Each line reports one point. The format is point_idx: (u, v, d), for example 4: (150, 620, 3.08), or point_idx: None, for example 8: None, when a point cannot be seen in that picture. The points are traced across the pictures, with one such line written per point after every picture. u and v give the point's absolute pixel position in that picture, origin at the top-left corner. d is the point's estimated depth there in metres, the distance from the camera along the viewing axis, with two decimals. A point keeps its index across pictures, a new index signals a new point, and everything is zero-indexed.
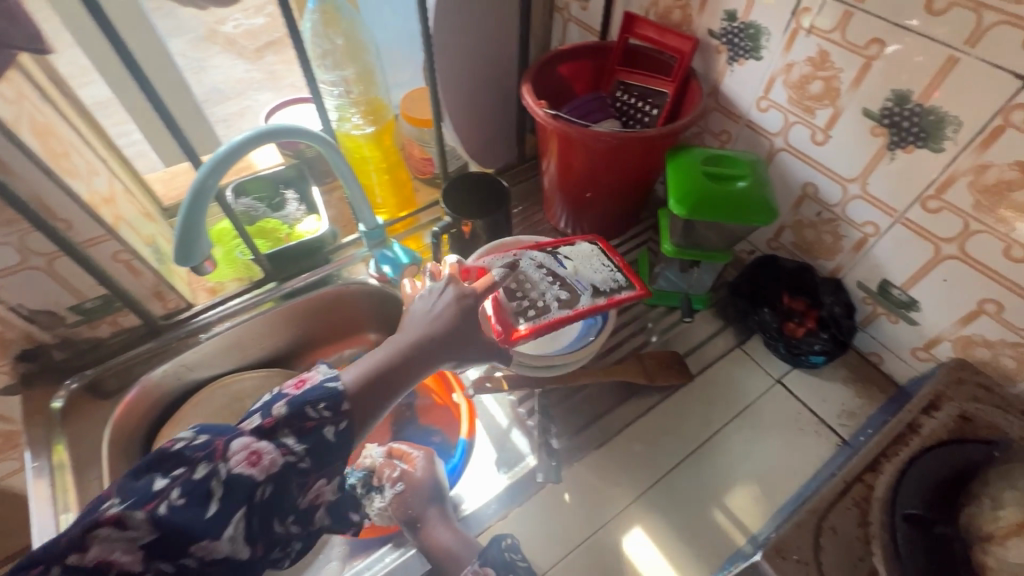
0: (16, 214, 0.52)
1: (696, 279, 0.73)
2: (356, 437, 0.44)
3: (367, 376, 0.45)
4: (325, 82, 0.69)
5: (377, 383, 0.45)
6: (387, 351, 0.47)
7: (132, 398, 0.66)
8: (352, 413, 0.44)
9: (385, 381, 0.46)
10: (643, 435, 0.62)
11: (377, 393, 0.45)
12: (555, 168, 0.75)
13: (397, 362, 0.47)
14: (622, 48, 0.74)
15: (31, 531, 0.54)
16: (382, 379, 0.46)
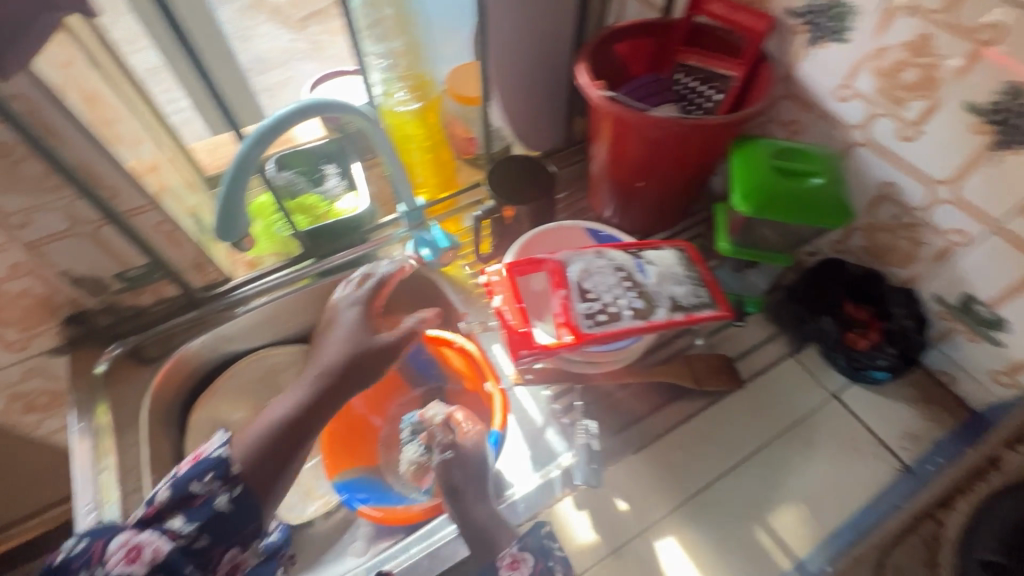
0: (62, 182, 0.52)
1: (751, 280, 0.68)
2: (253, 501, 0.52)
3: (252, 449, 0.53)
4: (371, 53, 0.65)
5: (264, 455, 0.53)
6: (256, 432, 0.54)
7: (172, 367, 0.67)
8: (243, 480, 0.51)
9: (275, 448, 0.53)
10: (683, 443, 0.59)
11: (262, 458, 0.53)
12: (605, 153, 0.71)
13: (297, 427, 0.55)
14: (687, 26, 0.69)
15: (73, 496, 0.56)
16: (268, 453, 0.53)
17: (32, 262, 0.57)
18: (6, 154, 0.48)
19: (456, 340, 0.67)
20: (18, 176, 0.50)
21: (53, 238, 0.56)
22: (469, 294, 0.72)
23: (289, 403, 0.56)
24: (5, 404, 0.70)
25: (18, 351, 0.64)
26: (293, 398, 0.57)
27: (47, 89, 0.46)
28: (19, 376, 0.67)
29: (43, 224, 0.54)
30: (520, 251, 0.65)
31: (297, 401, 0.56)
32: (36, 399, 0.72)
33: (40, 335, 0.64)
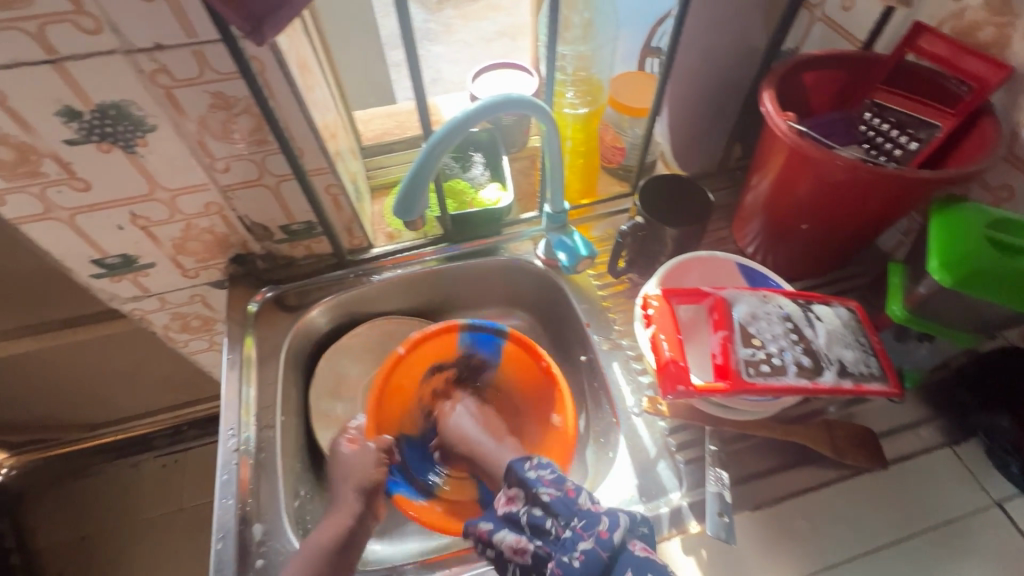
0: (267, 137, 0.57)
1: (919, 359, 0.61)
2: None
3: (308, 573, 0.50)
4: (562, 53, 0.72)
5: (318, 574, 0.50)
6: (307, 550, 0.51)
7: (310, 318, 0.73)
8: None
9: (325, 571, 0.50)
10: (810, 513, 0.55)
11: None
12: (768, 187, 0.67)
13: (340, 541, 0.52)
14: (894, 64, 0.62)
15: (220, 417, 0.62)
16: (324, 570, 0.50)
17: (222, 204, 0.63)
18: (232, 107, 0.53)
19: (545, 358, 0.68)
20: (235, 127, 0.55)
21: (244, 185, 0.61)
22: (593, 305, 0.71)
23: (329, 528, 0.53)
24: (166, 321, 0.79)
25: (190, 279, 0.72)
26: (336, 522, 0.54)
27: (279, 53, 0.50)
28: (183, 300, 0.75)
29: (240, 171, 0.60)
30: (667, 275, 0.63)
31: (338, 529, 0.53)
32: (190, 322, 0.80)
33: (210, 268, 0.71)
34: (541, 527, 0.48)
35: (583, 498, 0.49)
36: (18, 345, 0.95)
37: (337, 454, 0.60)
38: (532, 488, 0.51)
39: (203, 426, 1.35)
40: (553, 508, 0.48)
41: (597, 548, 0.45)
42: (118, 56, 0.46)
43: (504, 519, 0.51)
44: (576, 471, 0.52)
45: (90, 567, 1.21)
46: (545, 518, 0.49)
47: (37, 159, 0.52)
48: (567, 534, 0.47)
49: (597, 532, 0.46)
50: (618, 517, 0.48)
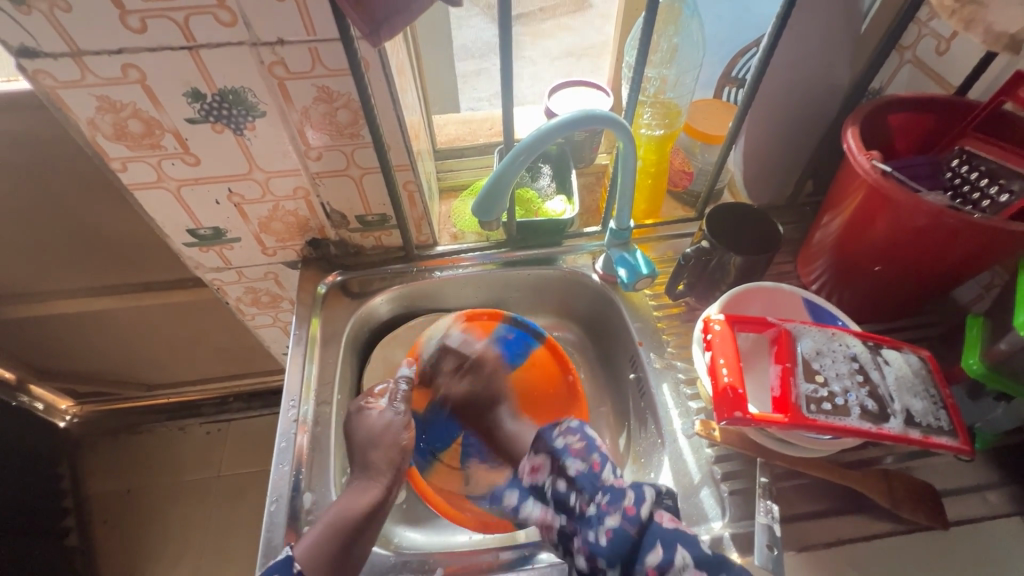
0: (360, 132, 0.61)
1: (994, 419, 0.57)
2: None
3: (315, 547, 0.51)
4: (646, 76, 0.74)
5: (331, 550, 0.51)
6: (326, 521, 0.53)
7: (373, 305, 0.76)
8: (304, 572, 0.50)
9: (341, 545, 0.51)
10: (859, 563, 0.53)
11: (329, 564, 0.50)
12: (840, 225, 0.66)
13: (356, 518, 0.53)
14: (989, 112, 0.60)
15: (284, 388, 0.66)
16: (336, 543, 0.51)
17: (309, 189, 0.67)
18: (334, 101, 0.57)
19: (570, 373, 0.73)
20: (333, 120, 0.59)
21: (331, 174, 0.66)
22: (647, 324, 0.72)
23: (346, 501, 0.54)
24: (239, 294, 0.84)
25: (269, 257, 0.76)
26: (357, 500, 0.54)
27: (383, 55, 0.54)
28: (258, 276, 0.80)
29: (330, 160, 0.64)
30: (728, 301, 0.63)
31: (365, 501, 0.54)
32: (260, 297, 0.85)
33: (288, 248, 0.75)
34: (566, 503, 0.52)
35: (608, 474, 0.51)
36: (102, 301, 1.04)
37: (364, 416, 0.61)
38: (558, 461, 0.55)
39: (248, 399, 1.42)
40: (579, 483, 0.51)
41: (623, 525, 0.47)
42: (245, 47, 0.51)
43: (530, 492, 0.57)
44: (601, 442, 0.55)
45: (133, 518, 1.29)
46: (569, 492, 0.52)
47: (160, 133, 0.57)
48: (593, 510, 0.49)
49: (622, 509, 0.48)
50: (642, 491, 0.49)
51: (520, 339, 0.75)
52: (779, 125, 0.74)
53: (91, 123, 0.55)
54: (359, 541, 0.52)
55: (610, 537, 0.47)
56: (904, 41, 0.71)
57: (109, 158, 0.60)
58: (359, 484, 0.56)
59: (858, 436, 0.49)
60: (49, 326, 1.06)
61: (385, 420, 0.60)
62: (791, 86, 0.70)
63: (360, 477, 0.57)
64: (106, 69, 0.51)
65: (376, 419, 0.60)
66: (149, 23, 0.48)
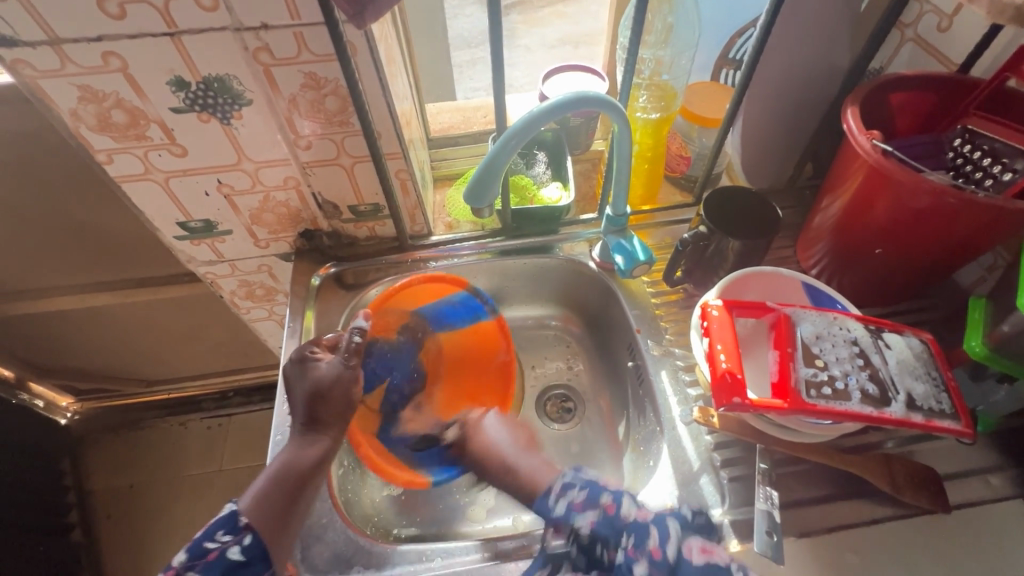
0: (350, 120, 0.60)
1: (996, 402, 0.57)
2: (260, 548, 0.47)
3: (258, 498, 0.50)
4: (640, 57, 0.72)
5: (277, 498, 0.51)
6: (271, 473, 0.53)
7: (369, 297, 0.76)
8: (252, 525, 0.48)
9: (289, 498, 0.52)
10: (860, 548, 0.52)
11: (274, 514, 0.50)
12: (840, 208, 0.64)
13: (302, 471, 0.54)
14: (992, 89, 0.59)
15: (278, 381, 0.66)
16: (283, 492, 0.52)
17: (300, 179, 0.66)
18: (321, 88, 0.56)
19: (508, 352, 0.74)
20: (322, 107, 0.58)
21: (321, 163, 0.64)
22: (645, 312, 0.71)
23: (294, 453, 0.55)
24: (233, 287, 0.83)
25: (261, 249, 0.76)
26: (303, 452, 0.55)
27: (371, 39, 0.53)
28: (252, 269, 0.80)
29: (320, 150, 0.63)
30: (726, 286, 0.62)
31: (310, 454, 0.55)
32: (254, 290, 0.84)
33: (280, 240, 0.74)
34: (594, 560, 0.46)
35: (625, 511, 0.47)
36: (98, 298, 1.03)
37: (309, 367, 0.60)
38: (569, 525, 0.48)
39: (248, 394, 1.42)
40: (599, 535, 0.46)
41: (654, 573, 0.43)
42: (228, 32, 0.50)
43: (550, 558, 0.51)
44: (603, 481, 0.49)
45: (135, 514, 1.29)
46: (593, 546, 0.46)
47: (145, 123, 0.56)
48: (621, 557, 0.44)
49: (650, 553, 0.44)
50: (666, 527, 0.45)
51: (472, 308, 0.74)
52: (777, 106, 0.72)
53: (74, 114, 0.54)
54: (304, 491, 0.53)
55: None
56: (905, 19, 0.70)
57: (94, 150, 0.58)
58: (302, 436, 0.57)
59: (859, 420, 0.49)
60: (45, 323, 1.06)
61: (333, 374, 0.60)
62: (790, 66, 0.69)
63: (308, 430, 0.57)
64: (87, 58, 0.50)
65: (324, 369, 0.60)
66: (129, 9, 0.47)
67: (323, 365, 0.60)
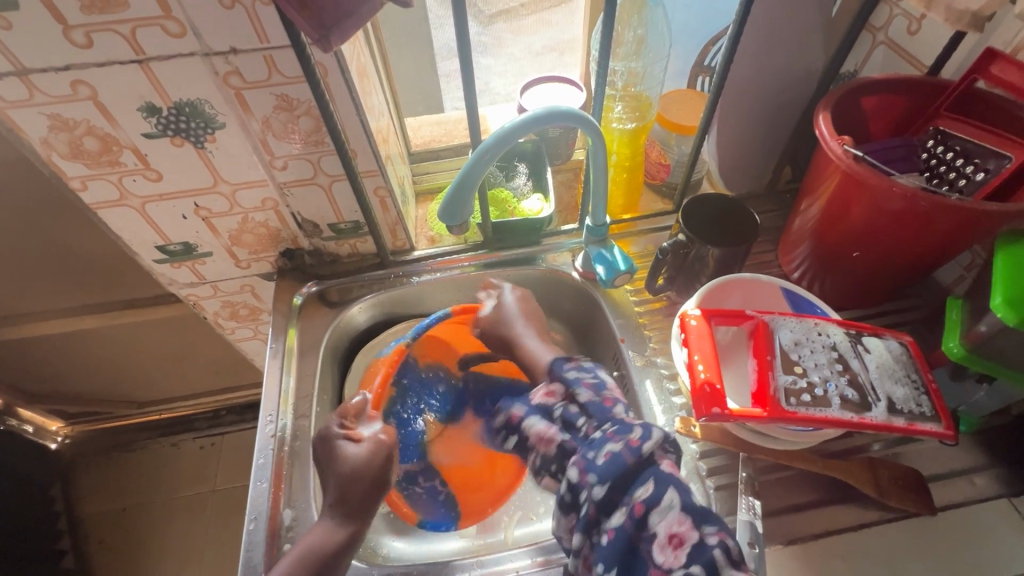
0: (324, 139, 0.60)
1: (976, 401, 0.57)
2: None
3: None
4: (612, 69, 0.73)
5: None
6: (294, 556, 0.52)
7: (352, 314, 0.75)
8: None
9: None
10: (847, 553, 0.52)
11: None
12: (818, 211, 0.65)
13: (326, 555, 0.52)
14: (961, 90, 0.59)
15: (261, 403, 0.65)
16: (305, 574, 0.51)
17: (278, 200, 0.66)
18: (294, 109, 0.56)
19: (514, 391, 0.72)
20: (295, 128, 0.58)
21: (299, 183, 0.64)
22: (629, 321, 0.71)
23: (321, 534, 0.54)
24: (216, 308, 0.83)
25: (242, 270, 0.75)
26: (330, 534, 0.54)
27: (341, 60, 0.53)
28: (235, 289, 0.79)
29: (297, 170, 0.63)
30: (706, 294, 0.62)
31: (336, 536, 0.54)
32: (238, 310, 0.84)
33: (262, 260, 0.74)
34: (573, 424, 0.52)
35: (619, 410, 0.51)
36: (82, 322, 1.02)
37: (337, 448, 0.58)
38: (570, 389, 0.55)
39: (240, 412, 1.41)
40: (590, 410, 0.52)
41: (624, 453, 0.45)
42: (197, 58, 0.50)
43: (539, 409, 0.56)
44: (611, 387, 0.54)
45: (128, 538, 1.27)
46: (579, 416, 0.52)
47: (118, 149, 0.56)
48: (598, 436, 0.48)
49: (627, 439, 0.46)
50: (652, 430, 0.47)
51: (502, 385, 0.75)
52: (753, 112, 0.73)
53: (45, 143, 0.54)
54: (328, 574, 0.52)
55: (608, 458, 0.45)
56: (876, 22, 0.70)
57: (68, 177, 0.58)
58: (330, 519, 0.55)
59: (840, 426, 0.49)
60: (30, 349, 1.05)
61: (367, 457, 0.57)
62: (763, 72, 0.69)
63: (337, 511, 0.55)
64: (55, 87, 0.49)
65: (355, 452, 0.57)
66: (95, 37, 0.47)
67: (350, 447, 0.58)
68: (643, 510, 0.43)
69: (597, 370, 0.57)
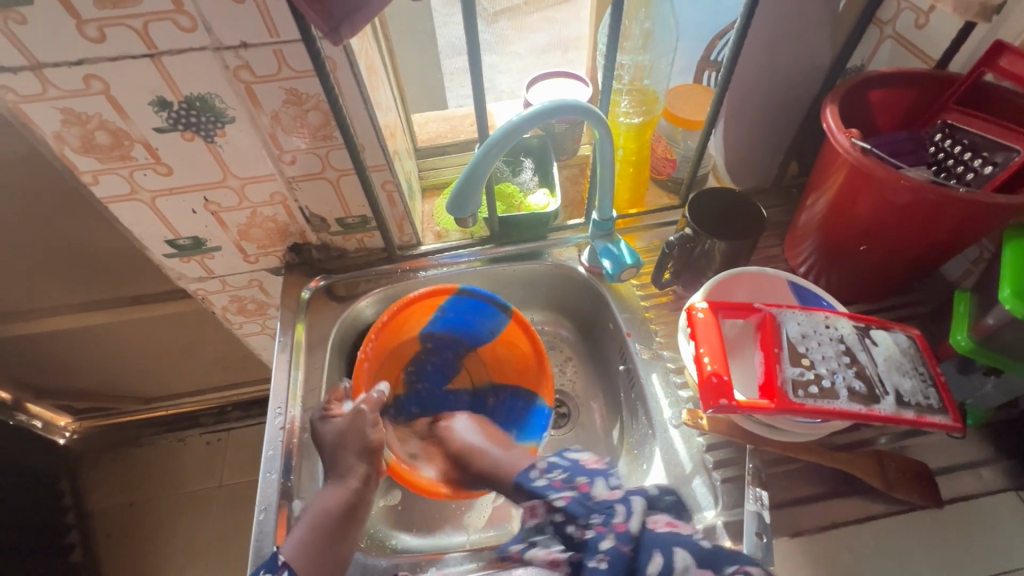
0: (333, 134, 0.60)
1: (984, 394, 0.58)
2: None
3: (302, 541, 0.51)
4: (620, 63, 0.73)
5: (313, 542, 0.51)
6: (308, 519, 0.53)
7: (359, 309, 0.76)
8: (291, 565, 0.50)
9: (330, 532, 0.52)
10: (853, 546, 0.52)
11: (316, 559, 0.51)
12: (824, 205, 0.65)
13: (338, 510, 0.54)
14: (969, 83, 0.59)
15: (270, 395, 0.66)
16: (322, 536, 0.52)
17: (286, 194, 0.66)
18: (303, 103, 0.56)
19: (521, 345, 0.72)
20: (305, 122, 0.58)
21: (307, 177, 0.65)
22: (635, 315, 0.71)
23: (329, 494, 0.55)
24: (224, 303, 0.83)
25: (251, 264, 0.76)
26: (334, 493, 0.55)
27: (350, 54, 0.53)
28: (242, 284, 0.80)
29: (305, 164, 0.63)
30: (713, 288, 0.62)
31: (341, 498, 0.55)
32: (246, 305, 0.85)
33: (270, 255, 0.74)
34: (568, 535, 0.49)
35: (597, 491, 0.52)
36: (91, 317, 1.03)
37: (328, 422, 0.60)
38: (547, 496, 0.53)
39: (247, 408, 1.42)
40: (571, 511, 0.50)
41: (619, 544, 0.46)
42: (208, 52, 0.50)
43: (531, 533, 0.52)
44: (585, 462, 0.56)
45: (136, 532, 1.29)
46: (568, 524, 0.50)
47: (129, 144, 0.56)
48: (590, 534, 0.48)
49: (614, 526, 0.48)
50: (631, 504, 0.50)
51: (478, 306, 0.72)
52: (760, 107, 0.73)
53: (58, 137, 0.55)
54: (346, 529, 0.53)
55: (608, 560, 0.45)
56: (883, 16, 0.70)
57: (80, 171, 0.59)
58: (335, 478, 0.57)
59: (847, 418, 0.49)
60: (40, 344, 1.06)
61: (348, 420, 0.59)
62: (769, 66, 0.69)
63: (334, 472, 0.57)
64: (68, 81, 0.50)
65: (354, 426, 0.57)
66: (108, 32, 0.47)
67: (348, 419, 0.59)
68: None
69: (574, 456, 0.58)
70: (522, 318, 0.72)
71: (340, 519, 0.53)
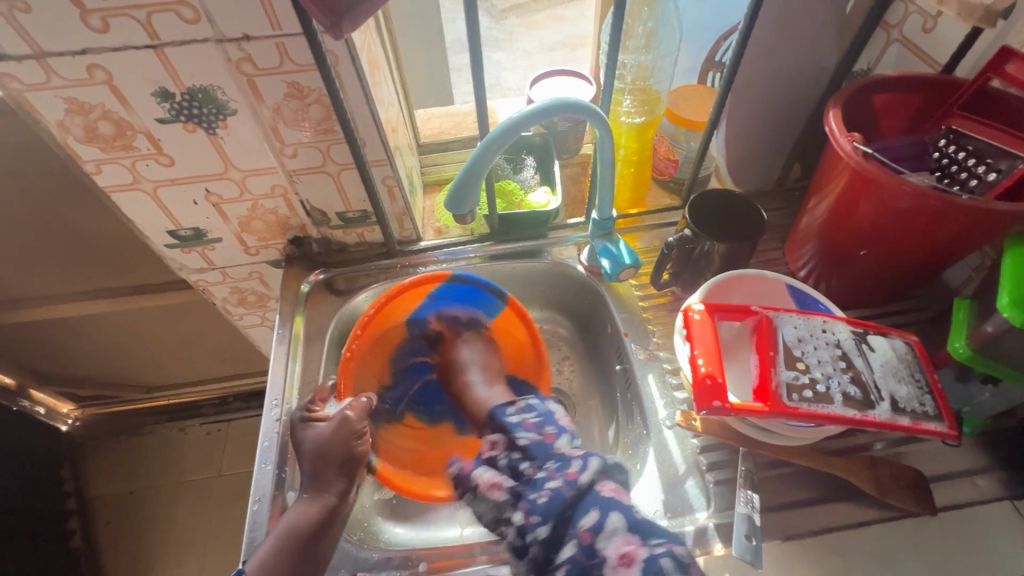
0: (334, 128, 0.60)
1: (981, 403, 0.57)
2: None
3: (269, 554, 0.52)
4: (622, 63, 0.73)
5: (283, 566, 0.51)
6: (279, 531, 0.53)
7: (358, 303, 0.76)
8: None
9: (300, 549, 0.52)
10: (845, 551, 0.52)
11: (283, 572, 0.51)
12: (826, 209, 0.64)
13: (309, 528, 0.53)
14: (975, 89, 0.58)
15: (267, 387, 0.67)
16: (289, 555, 0.52)
17: (287, 187, 0.67)
18: (305, 96, 0.56)
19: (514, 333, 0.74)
20: (306, 116, 0.58)
21: (308, 170, 0.65)
22: (633, 316, 0.71)
23: (300, 510, 0.54)
24: (225, 294, 0.84)
25: (251, 256, 0.76)
26: (308, 508, 0.54)
27: (352, 48, 0.53)
28: (243, 276, 0.80)
29: (306, 158, 0.63)
30: (711, 290, 0.62)
31: (316, 513, 0.54)
32: (246, 296, 0.85)
33: (270, 247, 0.75)
34: (517, 470, 0.53)
35: (560, 444, 0.54)
36: (94, 305, 1.04)
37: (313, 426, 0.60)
38: (512, 433, 0.57)
39: (247, 399, 1.43)
40: (531, 451, 0.54)
41: (563, 488, 0.49)
42: (210, 44, 0.50)
43: (486, 460, 0.57)
44: (558, 415, 0.58)
45: (135, 519, 1.30)
46: (522, 461, 0.54)
47: (131, 134, 0.57)
48: (539, 474, 0.51)
49: (565, 473, 0.50)
50: (589, 461, 0.51)
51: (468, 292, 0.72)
52: (763, 109, 0.73)
53: (61, 126, 0.55)
54: (317, 545, 0.53)
55: (548, 496, 0.49)
56: (890, 20, 0.69)
57: (83, 161, 0.59)
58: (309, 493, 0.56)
59: (841, 422, 0.49)
60: (43, 331, 1.07)
61: (333, 427, 0.58)
62: (774, 68, 0.69)
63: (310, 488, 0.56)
64: (72, 70, 0.50)
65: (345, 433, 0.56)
66: (112, 22, 0.47)
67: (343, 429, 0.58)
68: (588, 537, 0.46)
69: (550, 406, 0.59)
70: (519, 307, 0.72)
71: (308, 537, 0.53)
